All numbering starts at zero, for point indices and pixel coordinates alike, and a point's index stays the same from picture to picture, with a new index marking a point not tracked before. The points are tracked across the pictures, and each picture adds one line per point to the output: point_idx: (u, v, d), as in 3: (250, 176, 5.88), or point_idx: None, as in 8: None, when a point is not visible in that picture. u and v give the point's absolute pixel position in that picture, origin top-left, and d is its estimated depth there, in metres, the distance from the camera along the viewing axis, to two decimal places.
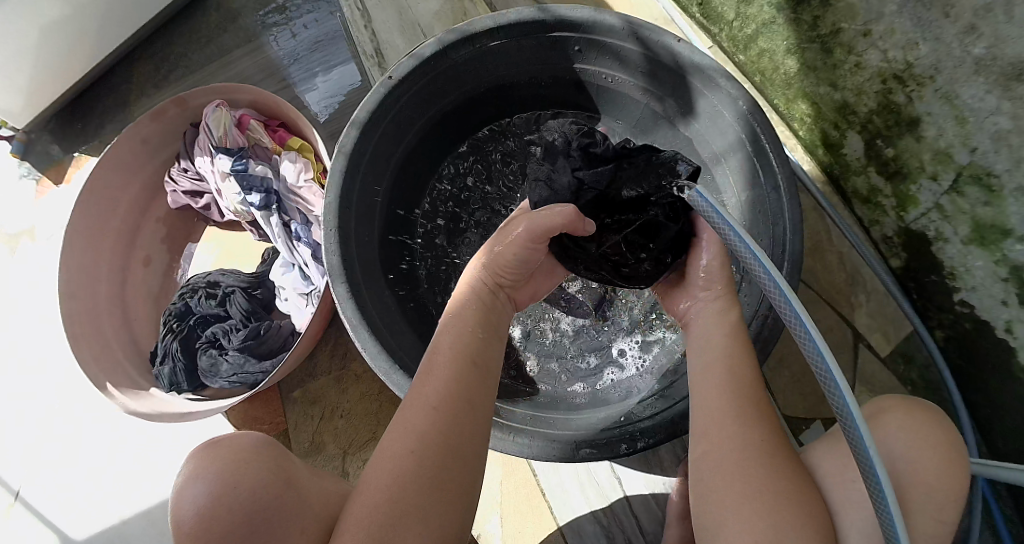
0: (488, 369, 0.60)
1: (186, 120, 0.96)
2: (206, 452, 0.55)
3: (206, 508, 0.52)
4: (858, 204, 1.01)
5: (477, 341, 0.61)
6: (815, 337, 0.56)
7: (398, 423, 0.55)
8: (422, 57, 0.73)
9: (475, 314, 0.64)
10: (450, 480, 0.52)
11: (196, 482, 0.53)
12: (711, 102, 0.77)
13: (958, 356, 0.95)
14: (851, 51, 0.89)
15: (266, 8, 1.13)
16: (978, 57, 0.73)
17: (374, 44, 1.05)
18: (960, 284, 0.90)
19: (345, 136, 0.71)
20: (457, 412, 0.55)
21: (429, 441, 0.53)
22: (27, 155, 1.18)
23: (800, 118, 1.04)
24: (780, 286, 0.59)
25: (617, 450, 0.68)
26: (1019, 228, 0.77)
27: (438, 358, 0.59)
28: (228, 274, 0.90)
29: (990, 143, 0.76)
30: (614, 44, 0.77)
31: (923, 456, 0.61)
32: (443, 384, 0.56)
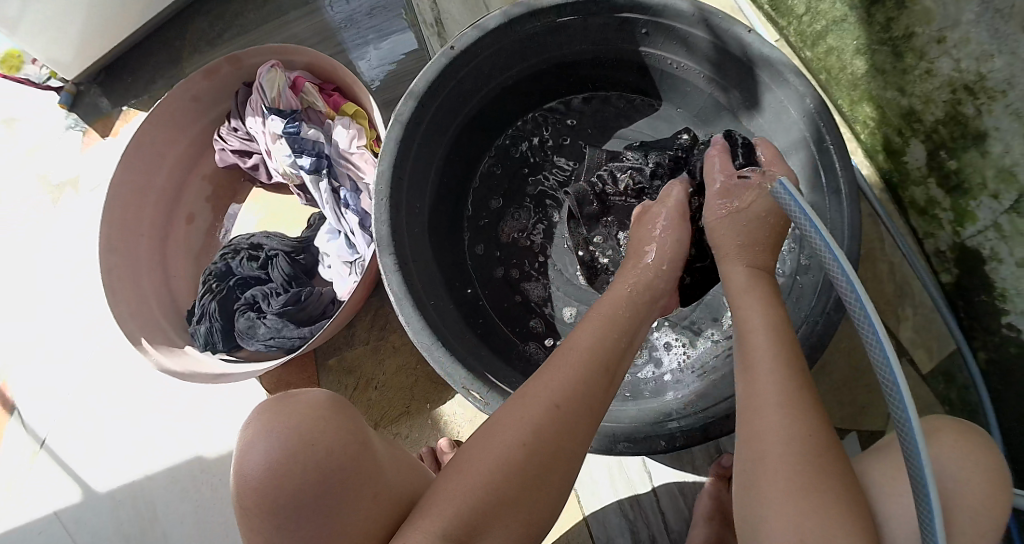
0: (613, 376, 0.58)
1: (238, 79, 0.96)
2: (286, 408, 0.54)
3: (279, 462, 0.51)
4: (914, 215, 0.98)
5: (612, 347, 0.59)
6: (884, 342, 0.54)
7: (509, 415, 0.53)
8: (485, 29, 0.71)
9: (623, 315, 0.62)
10: (550, 481, 0.52)
11: (268, 437, 0.52)
12: (778, 97, 0.75)
13: (999, 381, 0.91)
14: (922, 57, 0.86)
15: None
16: None
17: (435, 13, 1.03)
18: (1010, 307, 0.87)
19: (402, 105, 0.70)
20: (576, 417, 0.53)
21: (543, 440, 0.51)
22: (77, 106, 1.19)
23: (864, 121, 1.01)
24: (856, 287, 0.57)
25: (656, 446, 0.67)
26: None
27: (570, 356, 0.57)
28: (272, 237, 0.89)
29: None
30: (683, 30, 0.75)
31: (971, 480, 0.59)
32: (565, 383, 0.54)
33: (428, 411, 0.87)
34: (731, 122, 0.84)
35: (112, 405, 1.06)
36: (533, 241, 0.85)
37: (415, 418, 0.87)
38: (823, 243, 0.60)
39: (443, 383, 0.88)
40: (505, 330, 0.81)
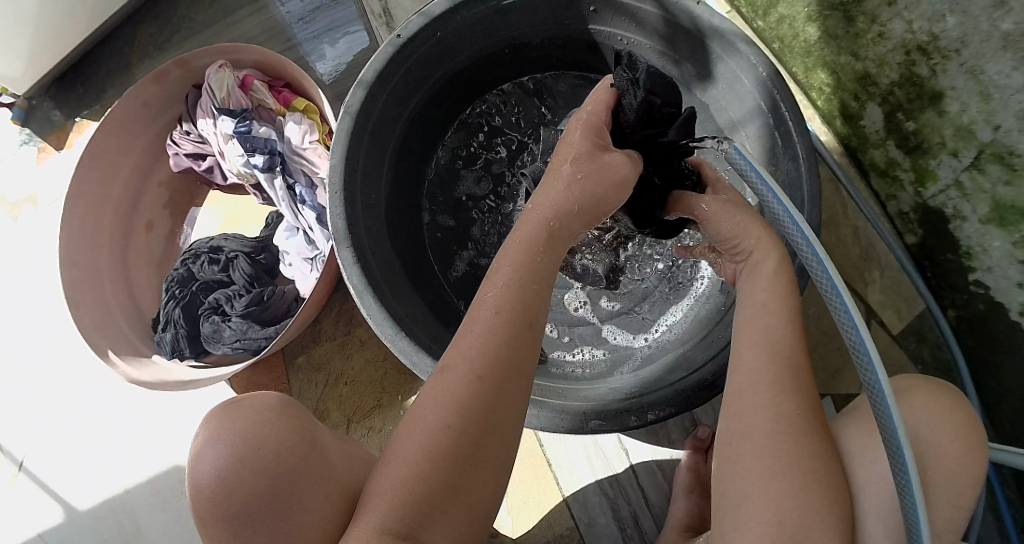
0: (538, 327, 0.52)
1: (188, 82, 0.94)
2: (227, 414, 0.53)
3: (227, 470, 0.51)
4: (876, 178, 0.99)
5: (530, 291, 0.52)
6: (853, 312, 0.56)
7: (430, 390, 0.48)
8: (431, 15, 0.70)
9: (541, 253, 0.55)
10: (488, 459, 0.47)
11: (216, 443, 0.52)
12: (730, 67, 0.75)
13: (970, 336, 0.93)
14: (874, 20, 0.86)
15: None
16: (1006, 32, 0.70)
17: (382, 3, 0.99)
18: (976, 264, 0.87)
19: (351, 96, 0.69)
20: (503, 386, 0.48)
21: (469, 419, 0.46)
22: (30, 121, 1.16)
23: (819, 87, 1.02)
24: (821, 258, 0.59)
25: (627, 422, 0.67)
26: None
27: (481, 315, 0.50)
28: (232, 239, 0.89)
29: (1014, 121, 0.73)
30: (631, 5, 0.74)
31: (945, 438, 0.59)
32: (482, 348, 0.48)
33: (401, 403, 0.86)
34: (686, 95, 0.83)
35: (85, 423, 1.04)
36: (495, 229, 0.85)
37: (389, 411, 0.86)
38: (786, 212, 0.63)
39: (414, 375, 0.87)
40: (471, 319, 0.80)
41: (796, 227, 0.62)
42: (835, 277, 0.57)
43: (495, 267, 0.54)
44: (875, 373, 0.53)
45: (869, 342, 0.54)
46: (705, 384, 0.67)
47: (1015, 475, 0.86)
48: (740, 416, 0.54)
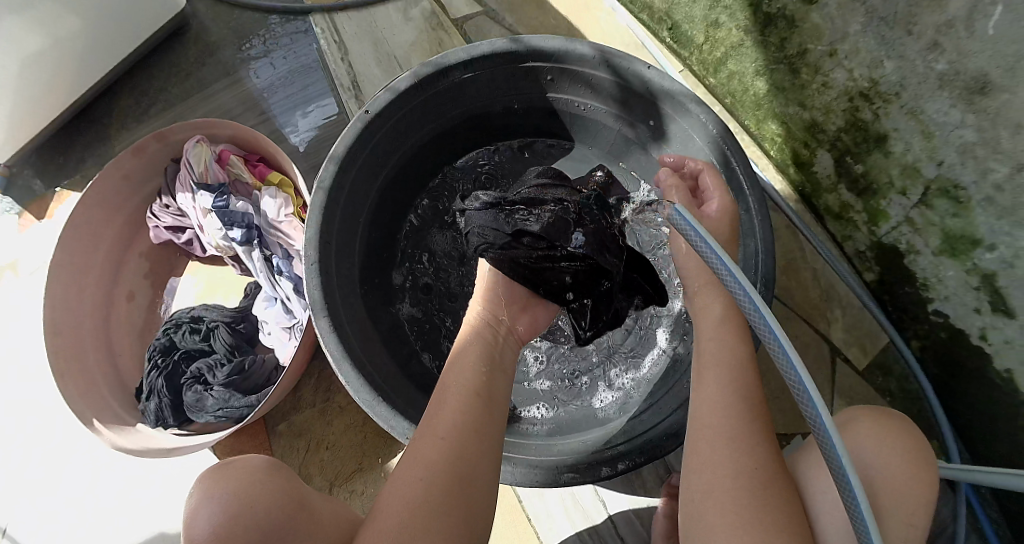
0: (491, 402, 0.62)
1: (166, 156, 0.97)
2: (215, 478, 0.58)
3: (221, 528, 0.55)
4: (831, 221, 1.04)
5: (484, 374, 0.64)
6: (799, 368, 0.56)
7: (407, 460, 0.56)
8: (397, 91, 0.74)
9: (486, 343, 0.67)
10: (465, 510, 0.53)
11: (211, 503, 0.56)
12: (682, 126, 0.79)
13: (935, 365, 0.96)
14: (818, 70, 0.92)
15: (245, 39, 1.18)
16: (941, 72, 0.76)
17: (350, 77, 1.12)
18: (934, 295, 0.91)
19: (323, 171, 0.72)
20: (466, 446, 0.56)
21: (441, 473, 0.54)
22: (11, 190, 1.18)
23: (771, 137, 1.07)
24: (761, 307, 0.60)
25: (598, 473, 0.68)
26: (988, 237, 0.79)
27: (447, 392, 0.61)
28: (212, 309, 0.91)
29: (956, 156, 0.78)
30: (587, 73, 0.79)
31: (889, 461, 0.62)
32: (447, 420, 0.58)
33: (381, 466, 0.88)
34: (643, 155, 0.88)
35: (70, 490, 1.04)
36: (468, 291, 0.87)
37: (369, 474, 0.87)
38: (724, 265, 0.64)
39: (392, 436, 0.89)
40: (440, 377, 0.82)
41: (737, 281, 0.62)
42: (773, 324, 0.58)
43: (456, 356, 0.66)
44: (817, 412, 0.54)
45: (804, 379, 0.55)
46: (672, 434, 0.70)
47: (993, 492, 0.89)
48: (708, 475, 0.56)
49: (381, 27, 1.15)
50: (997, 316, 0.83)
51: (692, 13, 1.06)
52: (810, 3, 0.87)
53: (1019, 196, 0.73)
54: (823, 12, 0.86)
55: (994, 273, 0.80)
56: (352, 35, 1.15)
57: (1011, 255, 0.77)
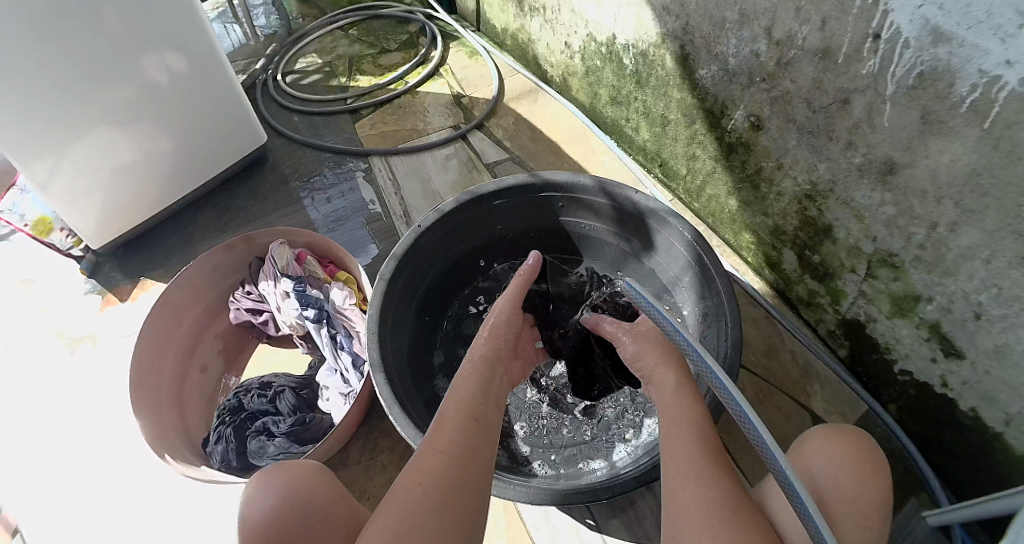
0: (484, 425, 0.74)
1: (251, 254, 1.22)
2: (272, 474, 0.73)
3: (273, 508, 0.69)
4: (804, 308, 1.24)
5: (477, 407, 0.76)
6: (749, 414, 0.72)
7: (409, 472, 0.67)
8: (444, 211, 0.99)
9: (480, 383, 0.80)
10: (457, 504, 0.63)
11: (264, 493, 0.70)
12: (665, 236, 1.01)
13: (914, 422, 1.10)
14: (772, 182, 1.16)
15: (308, 186, 1.50)
16: (858, 165, 0.99)
17: (404, 208, 1.42)
18: (896, 355, 1.07)
19: (385, 267, 0.94)
20: (461, 455, 0.68)
21: (439, 475, 0.65)
22: (94, 275, 1.40)
23: (747, 245, 1.31)
24: (722, 380, 0.77)
25: (598, 494, 0.83)
26: (925, 292, 0.97)
27: (446, 419, 0.73)
28: (280, 377, 1.10)
29: (885, 229, 0.99)
30: (589, 198, 1.05)
31: (841, 474, 0.71)
32: (446, 436, 0.70)
33: None
34: (638, 265, 1.10)
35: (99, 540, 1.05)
36: None
37: None
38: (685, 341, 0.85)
39: None
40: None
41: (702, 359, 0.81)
42: (730, 387, 0.74)
43: (453, 392, 0.79)
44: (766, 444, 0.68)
45: (755, 420, 0.70)
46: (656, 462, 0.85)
47: None
48: (686, 507, 0.65)
49: (428, 169, 1.51)
50: (950, 362, 0.98)
51: (675, 150, 1.37)
52: (759, 129, 1.14)
53: (938, 252, 0.92)
54: (769, 136, 1.12)
55: (937, 323, 0.97)
56: (404, 174, 1.50)
57: (947, 301, 0.94)
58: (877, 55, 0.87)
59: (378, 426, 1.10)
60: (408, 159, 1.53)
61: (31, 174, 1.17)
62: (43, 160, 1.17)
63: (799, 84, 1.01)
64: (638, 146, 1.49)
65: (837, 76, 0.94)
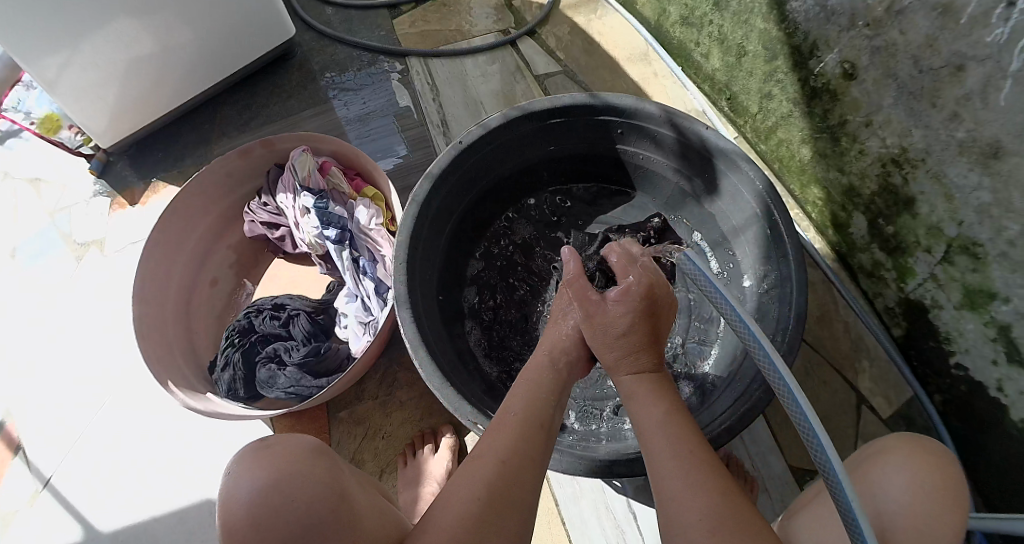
0: (549, 434, 0.68)
1: (270, 161, 1.11)
2: (262, 456, 0.60)
3: (259, 504, 0.58)
4: (864, 278, 1.11)
5: (545, 407, 0.70)
6: (807, 411, 0.63)
7: (465, 474, 0.61)
8: (488, 128, 0.86)
9: (550, 380, 0.74)
10: (505, 524, 0.57)
11: (247, 482, 0.58)
12: (733, 182, 0.88)
13: (958, 419, 1.01)
14: (855, 139, 1.01)
15: (336, 78, 1.37)
16: (960, 139, 0.85)
17: (441, 116, 1.28)
18: (955, 348, 0.98)
19: (418, 189, 0.83)
20: (519, 472, 0.61)
21: (496, 488, 0.59)
22: (106, 173, 1.35)
23: (814, 201, 1.16)
24: (780, 371, 0.67)
25: (637, 468, 0.76)
26: (1003, 291, 0.86)
27: (506, 420, 0.67)
28: (294, 299, 1.02)
29: (975, 216, 0.86)
30: (652, 128, 0.90)
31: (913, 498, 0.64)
32: (508, 441, 0.64)
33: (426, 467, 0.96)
34: (696, 207, 0.97)
35: (116, 452, 1.14)
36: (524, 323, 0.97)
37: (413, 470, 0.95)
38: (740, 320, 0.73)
39: (455, 424, 0.99)
40: (493, 372, 0.92)
41: (760, 347, 0.69)
42: (780, 367, 0.66)
43: (514, 389, 0.73)
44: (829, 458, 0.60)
45: (813, 421, 0.62)
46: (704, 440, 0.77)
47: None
48: (667, 479, 0.61)
49: (471, 76, 1.33)
50: (1013, 368, 0.89)
51: (748, 84, 1.17)
52: (851, 79, 0.97)
53: None
54: (861, 88, 0.97)
55: (1010, 326, 0.87)
56: (445, 80, 1.33)
57: None
58: (1008, 24, 0.73)
59: (399, 359, 1.03)
60: (450, 64, 1.35)
61: (39, 72, 1.09)
62: (56, 56, 1.08)
63: (908, 37, 0.86)
64: (705, 75, 1.27)
65: (955, 37, 0.79)
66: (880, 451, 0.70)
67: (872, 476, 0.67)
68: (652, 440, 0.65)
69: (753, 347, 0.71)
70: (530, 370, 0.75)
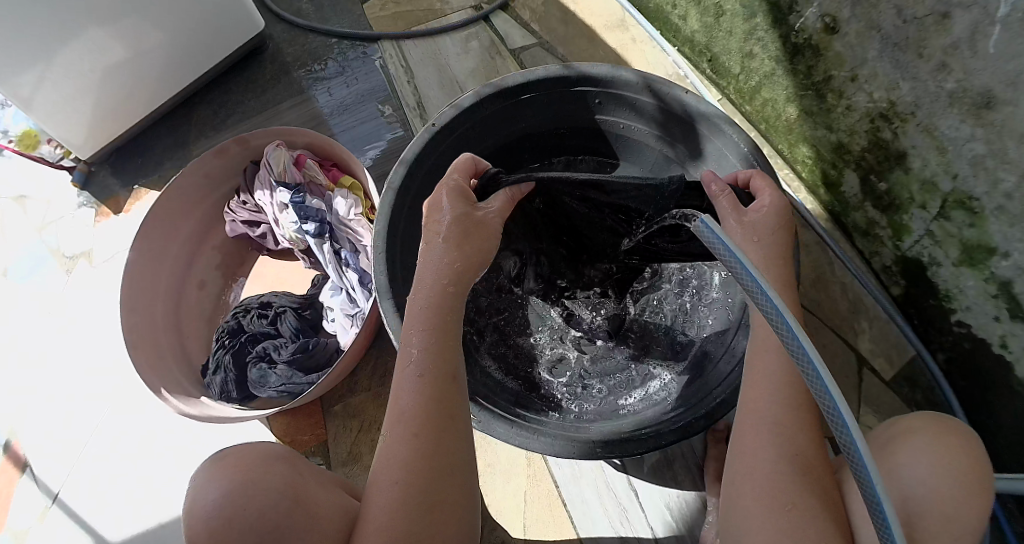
0: (455, 377, 0.62)
1: (247, 158, 1.09)
2: (217, 468, 0.61)
3: (216, 515, 0.57)
4: (859, 238, 1.09)
5: (443, 349, 0.63)
6: (825, 379, 0.53)
7: (384, 452, 0.59)
8: (461, 107, 0.84)
9: (443, 312, 0.65)
10: (444, 491, 0.57)
11: (209, 489, 0.59)
12: (717, 145, 0.86)
13: (961, 376, 0.99)
14: (841, 95, 0.99)
15: (310, 68, 1.34)
16: (950, 91, 0.82)
17: (417, 98, 1.27)
18: (956, 305, 0.96)
19: (394, 174, 0.81)
20: (434, 435, 0.58)
21: (417, 463, 0.57)
22: (88, 184, 1.34)
23: (802, 160, 1.14)
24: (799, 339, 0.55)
25: (631, 448, 0.74)
26: (1002, 245, 0.84)
27: (406, 376, 0.62)
28: (281, 296, 1.02)
29: (969, 168, 0.84)
30: (630, 96, 0.88)
31: (941, 479, 0.62)
32: (411, 411, 0.59)
33: None
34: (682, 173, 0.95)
35: (118, 463, 1.13)
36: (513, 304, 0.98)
37: None
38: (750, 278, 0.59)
39: None
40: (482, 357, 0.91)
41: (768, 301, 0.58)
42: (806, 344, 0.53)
43: (408, 330, 0.65)
44: (852, 438, 0.51)
45: (837, 397, 0.52)
46: (699, 415, 0.75)
47: (1017, 504, 0.92)
48: (754, 453, 0.59)
49: (446, 55, 1.31)
50: (1016, 323, 0.87)
51: (728, 45, 1.14)
52: (833, 33, 0.95)
53: None
54: (845, 41, 0.94)
55: (1010, 281, 0.85)
56: (419, 61, 1.31)
57: None
58: None
59: (389, 349, 1.02)
60: (423, 45, 1.32)
61: (14, 91, 1.07)
62: (29, 73, 1.06)
63: None
64: (684, 37, 1.24)
65: None
66: (899, 429, 0.69)
67: (894, 453, 0.66)
68: (748, 409, 0.63)
69: (760, 300, 0.59)
70: (414, 308, 0.65)
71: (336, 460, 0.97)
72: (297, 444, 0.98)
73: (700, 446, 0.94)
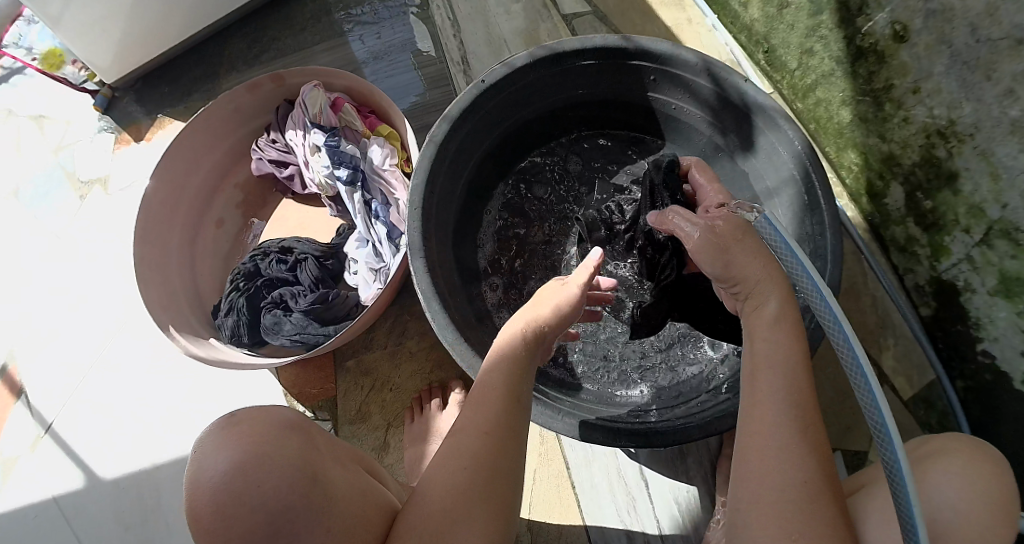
0: (522, 397, 0.62)
1: (280, 97, 1.06)
2: (225, 434, 0.56)
3: (224, 485, 0.53)
4: (895, 252, 1.06)
5: (517, 370, 0.64)
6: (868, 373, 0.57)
7: (450, 447, 0.59)
8: (513, 67, 0.80)
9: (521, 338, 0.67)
10: (499, 490, 0.56)
11: (213, 459, 0.54)
12: (771, 140, 0.83)
13: (978, 406, 0.97)
14: (900, 106, 0.95)
15: (350, 9, 1.30)
16: (1014, 118, 0.79)
17: (461, 53, 1.23)
18: (984, 334, 0.93)
19: (436, 128, 0.78)
20: (503, 441, 0.58)
21: (481, 464, 0.56)
22: (111, 110, 1.30)
23: (848, 166, 1.11)
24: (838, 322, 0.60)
25: (655, 439, 0.72)
26: None
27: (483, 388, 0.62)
28: (303, 242, 0.98)
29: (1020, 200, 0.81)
30: (687, 77, 0.84)
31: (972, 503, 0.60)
32: (488, 411, 0.60)
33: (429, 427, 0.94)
34: (728, 162, 0.92)
35: (118, 396, 1.11)
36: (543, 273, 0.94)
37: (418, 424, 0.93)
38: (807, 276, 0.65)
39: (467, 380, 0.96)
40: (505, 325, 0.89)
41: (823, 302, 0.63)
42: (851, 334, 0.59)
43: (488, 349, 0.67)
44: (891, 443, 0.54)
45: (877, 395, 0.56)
46: (729, 413, 0.72)
47: None
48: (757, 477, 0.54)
49: (492, 11, 1.26)
50: None
51: (788, 38, 1.11)
52: (902, 42, 0.91)
53: None
54: (912, 52, 0.90)
55: None
56: (465, 14, 1.26)
57: None
58: None
59: (409, 307, 1.00)
60: None
61: (45, 6, 1.03)
62: None
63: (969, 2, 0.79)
64: (742, 25, 1.20)
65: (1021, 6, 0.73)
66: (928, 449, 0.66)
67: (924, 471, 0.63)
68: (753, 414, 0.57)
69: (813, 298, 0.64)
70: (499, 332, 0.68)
71: (343, 415, 0.96)
72: (305, 396, 0.97)
73: (714, 442, 0.92)
